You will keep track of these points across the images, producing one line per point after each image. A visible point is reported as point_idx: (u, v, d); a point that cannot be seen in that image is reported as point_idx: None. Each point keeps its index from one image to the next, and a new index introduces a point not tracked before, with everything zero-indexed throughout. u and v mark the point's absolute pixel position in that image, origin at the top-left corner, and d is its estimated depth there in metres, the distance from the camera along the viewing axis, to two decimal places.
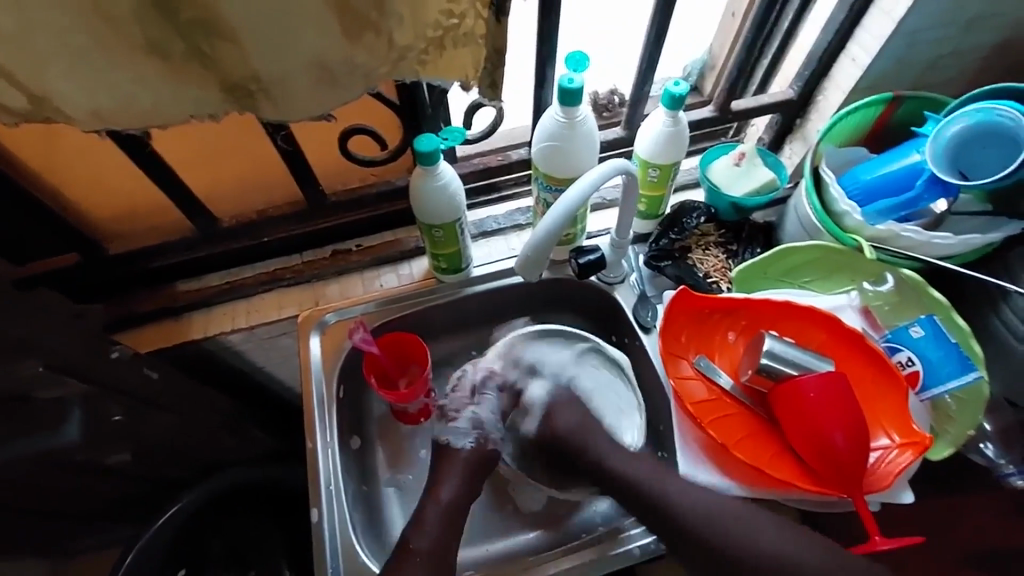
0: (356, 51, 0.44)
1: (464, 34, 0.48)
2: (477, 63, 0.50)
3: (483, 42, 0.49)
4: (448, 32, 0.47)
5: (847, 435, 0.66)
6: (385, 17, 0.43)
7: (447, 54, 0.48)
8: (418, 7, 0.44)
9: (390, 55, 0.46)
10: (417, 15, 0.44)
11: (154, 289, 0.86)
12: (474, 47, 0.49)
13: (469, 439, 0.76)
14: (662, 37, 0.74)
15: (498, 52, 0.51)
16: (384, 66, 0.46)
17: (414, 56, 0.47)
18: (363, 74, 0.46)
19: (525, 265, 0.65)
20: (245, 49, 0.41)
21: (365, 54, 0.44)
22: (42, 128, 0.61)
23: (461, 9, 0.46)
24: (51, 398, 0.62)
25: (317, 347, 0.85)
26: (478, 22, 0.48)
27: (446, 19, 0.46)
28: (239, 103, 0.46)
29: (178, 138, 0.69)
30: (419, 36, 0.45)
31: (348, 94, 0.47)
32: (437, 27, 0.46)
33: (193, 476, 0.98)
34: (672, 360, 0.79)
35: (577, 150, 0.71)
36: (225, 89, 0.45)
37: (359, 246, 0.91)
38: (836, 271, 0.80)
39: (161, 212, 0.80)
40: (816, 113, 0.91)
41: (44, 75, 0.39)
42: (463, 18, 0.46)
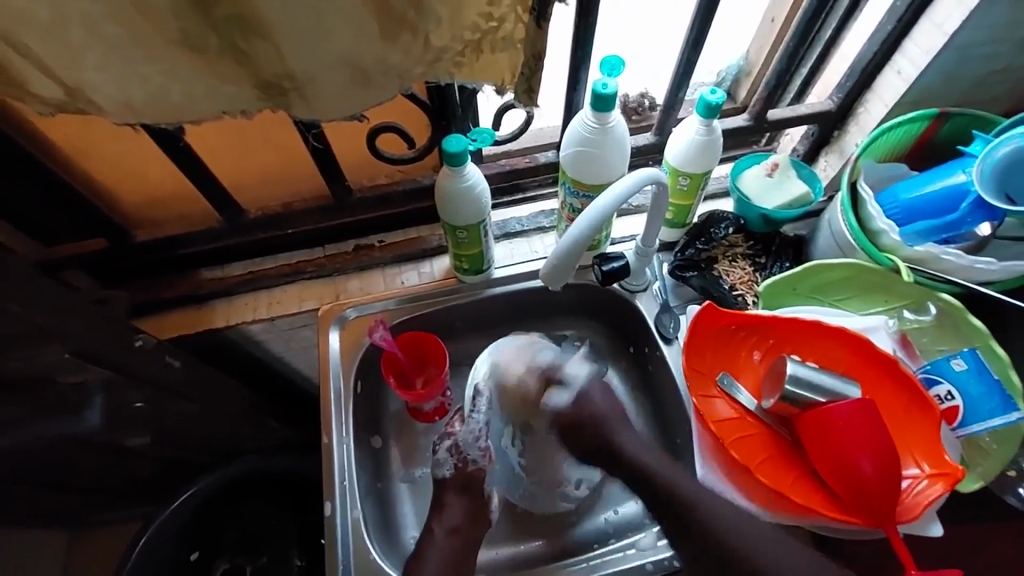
0: (392, 52, 0.43)
1: (503, 38, 0.46)
2: (514, 68, 0.49)
3: (521, 46, 0.48)
4: (486, 35, 0.46)
5: (875, 463, 0.63)
6: (422, 17, 0.42)
7: (483, 57, 0.47)
8: (457, 9, 0.43)
9: (426, 56, 0.45)
10: (455, 17, 0.43)
11: (178, 275, 0.87)
12: (512, 51, 0.48)
13: (448, 467, 0.75)
14: (700, 42, 0.72)
15: (535, 57, 0.51)
16: (421, 66, 0.45)
17: (449, 58, 0.46)
18: (398, 74, 0.45)
19: (550, 274, 0.64)
20: (282, 48, 0.40)
21: (401, 55, 0.44)
22: (73, 119, 0.63)
23: (500, 12, 0.44)
24: (74, 382, 0.63)
25: (336, 342, 0.85)
26: (518, 26, 0.46)
27: (485, 21, 0.45)
28: (271, 100, 0.45)
29: (212, 133, 0.70)
30: (455, 38, 0.45)
31: (382, 95, 0.46)
32: (474, 30, 0.45)
33: (211, 460, 0.99)
34: (694, 376, 0.77)
35: (607, 157, 0.70)
36: (259, 86, 0.44)
37: (381, 242, 0.91)
38: (869, 291, 0.78)
39: (187, 201, 0.80)
40: (856, 125, 0.87)
41: (81, 66, 0.39)
42: (502, 21, 0.45)
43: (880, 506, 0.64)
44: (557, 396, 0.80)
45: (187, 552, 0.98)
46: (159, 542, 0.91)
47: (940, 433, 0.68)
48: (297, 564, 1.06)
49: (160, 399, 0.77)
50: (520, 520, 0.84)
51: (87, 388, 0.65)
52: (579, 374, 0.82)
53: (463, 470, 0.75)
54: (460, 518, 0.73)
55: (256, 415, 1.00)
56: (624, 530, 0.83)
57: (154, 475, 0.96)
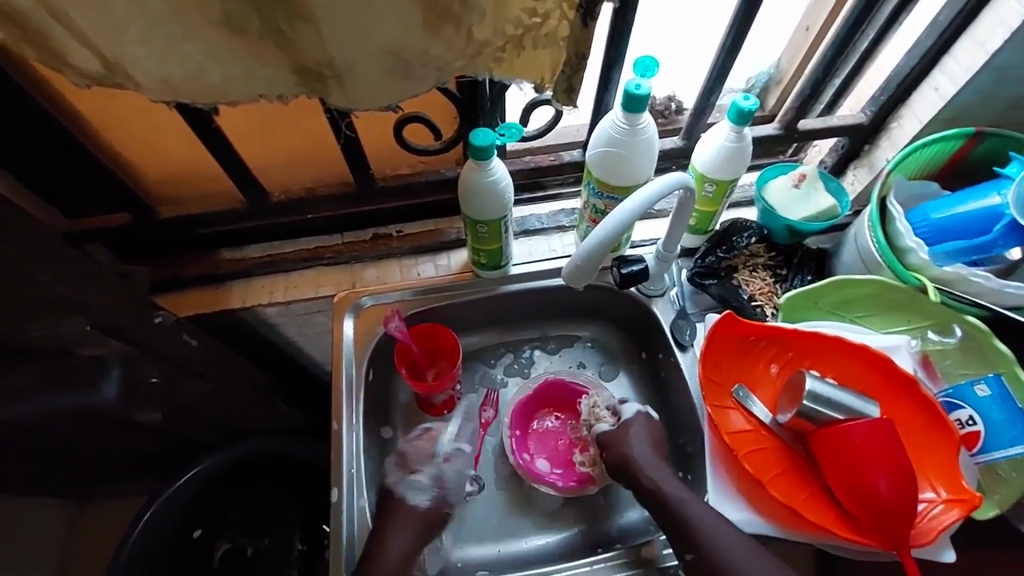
0: (434, 43, 0.42)
1: (546, 35, 0.46)
2: (555, 66, 0.49)
3: (564, 44, 0.47)
4: (529, 31, 0.45)
5: (893, 483, 0.62)
6: (467, 10, 0.41)
7: (524, 54, 0.47)
8: (503, 4, 0.42)
9: (467, 50, 0.44)
10: (499, 12, 0.43)
11: (197, 254, 0.87)
12: (554, 49, 0.47)
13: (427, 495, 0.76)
14: (736, 47, 0.71)
15: (579, 56, 0.50)
16: (460, 61, 0.45)
17: (490, 53, 0.45)
18: (438, 67, 0.44)
19: (572, 274, 0.64)
20: (323, 33, 0.40)
21: (443, 47, 0.43)
22: (99, 91, 0.63)
23: (546, 9, 0.44)
24: (91, 355, 0.62)
25: (351, 329, 0.85)
26: (562, 23, 0.46)
27: (529, 17, 0.44)
28: (308, 86, 0.45)
29: (243, 116, 0.70)
30: (497, 33, 0.44)
31: (419, 87, 0.45)
32: (517, 25, 0.44)
33: (220, 439, 0.99)
34: (710, 386, 0.76)
35: (635, 159, 0.69)
36: (297, 71, 0.44)
37: (400, 232, 0.91)
38: (892, 309, 0.76)
39: (211, 181, 0.80)
40: (887, 140, 0.86)
41: (120, 39, 0.39)
42: (547, 17, 0.44)
43: (896, 529, 0.62)
44: (601, 426, 0.79)
45: (190, 531, 0.98)
46: (163, 520, 0.91)
47: (959, 457, 0.67)
48: (297, 548, 1.08)
49: (176, 377, 0.78)
50: (524, 517, 0.84)
51: (104, 361, 0.64)
52: (629, 409, 0.79)
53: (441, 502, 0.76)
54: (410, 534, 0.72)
55: (266, 397, 1.00)
56: (628, 535, 0.83)
57: (162, 450, 0.97)
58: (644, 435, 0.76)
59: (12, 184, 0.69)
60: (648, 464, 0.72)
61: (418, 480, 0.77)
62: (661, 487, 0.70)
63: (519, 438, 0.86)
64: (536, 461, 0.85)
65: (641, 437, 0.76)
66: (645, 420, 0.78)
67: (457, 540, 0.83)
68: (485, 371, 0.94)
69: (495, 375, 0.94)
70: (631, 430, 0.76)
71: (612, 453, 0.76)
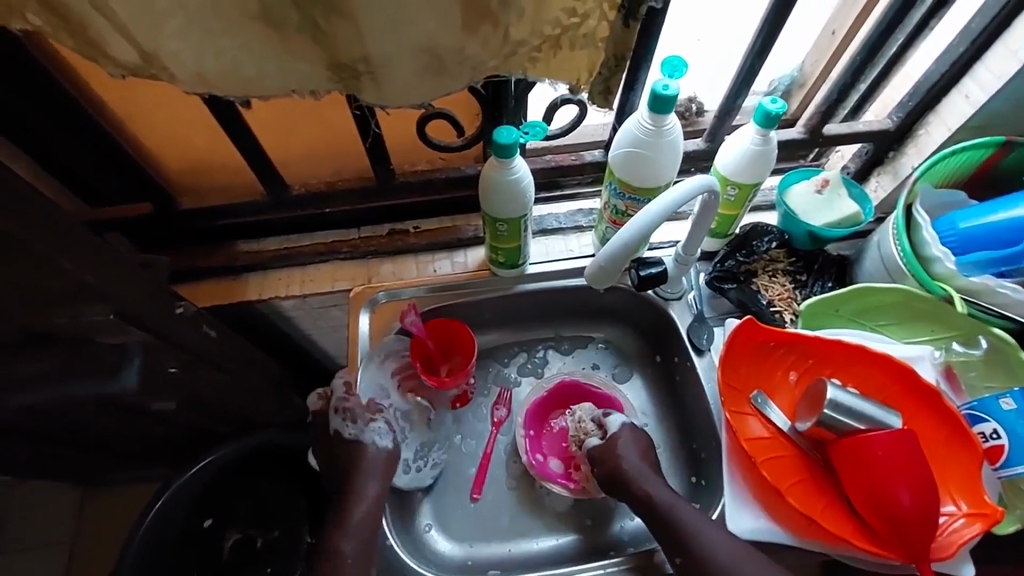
0: (471, 42, 0.42)
1: (584, 35, 0.46)
2: (592, 67, 0.49)
3: (602, 45, 0.47)
4: (566, 31, 0.45)
5: (913, 494, 0.62)
6: (506, 9, 0.41)
7: (561, 54, 0.47)
8: (542, 3, 0.42)
9: (503, 49, 0.44)
10: (538, 11, 0.43)
11: (215, 246, 0.87)
12: (592, 50, 0.47)
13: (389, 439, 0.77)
14: (766, 50, 0.70)
15: (616, 59, 0.52)
16: (495, 60, 0.45)
17: (525, 53, 0.45)
18: (472, 66, 0.44)
19: (596, 276, 0.64)
20: (361, 29, 0.39)
21: (479, 46, 0.43)
22: (137, 84, 0.64)
23: (586, 9, 0.44)
24: (114, 343, 0.62)
25: (366, 324, 0.85)
26: (601, 24, 0.46)
27: (568, 17, 0.44)
28: (342, 83, 0.45)
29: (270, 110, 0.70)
30: (534, 33, 0.44)
31: (454, 85, 0.45)
32: (555, 25, 0.44)
33: (232, 429, 0.99)
34: (729, 392, 0.75)
35: (658, 160, 0.68)
36: (333, 67, 0.44)
37: (417, 228, 0.91)
38: (915, 318, 0.76)
39: (232, 172, 0.80)
40: (914, 147, 0.84)
41: (159, 31, 0.38)
42: (586, 17, 0.44)
43: (916, 542, 0.62)
44: (590, 441, 0.80)
45: (201, 519, 1.01)
46: (174, 507, 0.94)
47: (980, 471, 0.66)
48: (307, 541, 1.05)
49: (194, 368, 0.78)
50: (534, 516, 0.84)
51: (126, 350, 0.65)
52: (615, 422, 0.79)
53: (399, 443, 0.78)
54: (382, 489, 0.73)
55: (280, 390, 1.00)
56: (639, 541, 0.82)
57: (176, 439, 0.97)
58: (633, 447, 0.76)
59: (38, 171, 0.69)
60: (638, 473, 0.73)
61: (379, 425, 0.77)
62: (649, 491, 0.71)
63: (533, 438, 0.86)
64: (549, 461, 0.85)
65: (630, 448, 0.76)
66: (632, 431, 0.78)
67: (469, 542, 0.83)
68: (498, 369, 0.94)
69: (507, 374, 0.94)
70: (619, 442, 0.76)
71: (603, 463, 0.76)
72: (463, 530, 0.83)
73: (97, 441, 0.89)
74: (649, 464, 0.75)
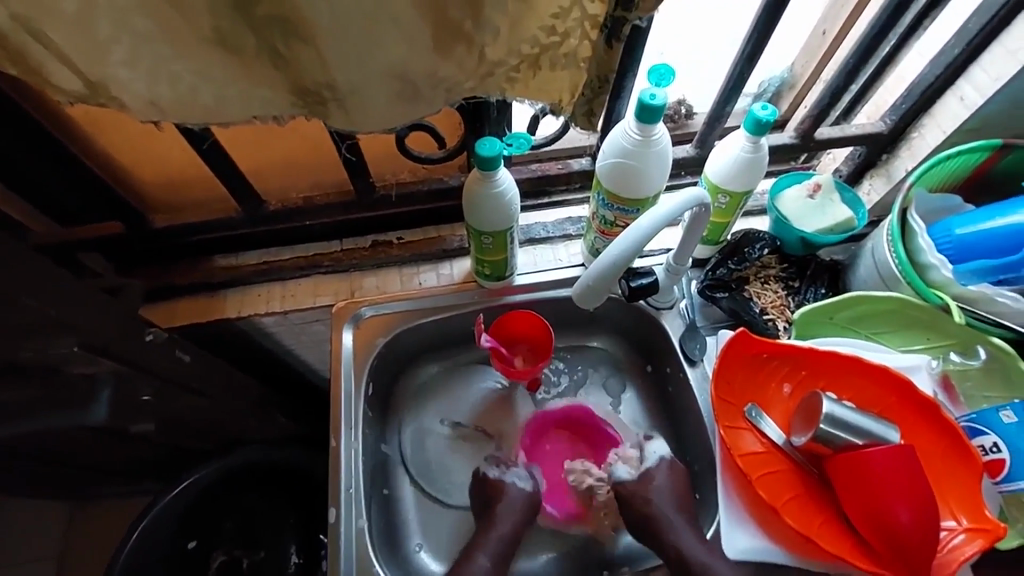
0: (445, 65, 0.40)
1: (565, 55, 0.43)
2: (574, 88, 0.47)
3: (585, 65, 0.45)
4: (547, 50, 0.42)
5: (913, 514, 0.60)
6: (480, 30, 0.39)
7: (541, 74, 0.44)
8: (518, 22, 0.40)
9: (479, 70, 0.42)
10: (514, 30, 0.40)
11: (191, 262, 0.84)
12: (574, 70, 0.45)
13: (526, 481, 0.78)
14: (756, 55, 0.68)
15: (599, 79, 0.49)
16: (471, 81, 0.42)
17: (504, 73, 0.43)
18: (447, 88, 0.42)
19: (582, 295, 0.62)
20: (322, 52, 0.37)
21: (453, 69, 0.41)
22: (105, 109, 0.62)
23: (566, 27, 0.41)
24: (83, 373, 0.60)
25: (350, 341, 0.82)
26: (583, 43, 0.43)
27: (547, 36, 0.42)
28: (308, 108, 0.42)
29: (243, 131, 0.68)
30: (512, 52, 0.41)
31: (429, 108, 0.43)
32: (534, 44, 0.42)
33: (217, 448, 0.96)
34: (722, 406, 0.73)
35: (647, 170, 0.66)
36: (296, 93, 0.41)
37: (400, 240, 0.88)
38: (910, 327, 0.74)
39: (204, 186, 0.77)
40: (907, 150, 0.83)
41: (103, 60, 0.36)
42: (567, 36, 0.42)
43: (918, 562, 0.60)
44: (622, 471, 0.77)
45: (185, 541, 0.98)
46: (158, 529, 0.92)
47: (980, 485, 0.64)
48: (295, 560, 1.03)
49: (170, 393, 0.75)
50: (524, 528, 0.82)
51: (95, 380, 0.62)
52: (653, 456, 0.77)
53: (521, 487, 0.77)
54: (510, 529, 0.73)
55: (263, 408, 0.97)
56: (636, 556, 0.81)
57: (156, 457, 0.94)
58: (669, 486, 0.74)
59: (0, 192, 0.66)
60: (672, 523, 0.71)
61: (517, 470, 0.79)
62: (679, 546, 0.69)
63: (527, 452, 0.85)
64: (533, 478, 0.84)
65: (664, 488, 0.74)
66: (668, 468, 0.76)
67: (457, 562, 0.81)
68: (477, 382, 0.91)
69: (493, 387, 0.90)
70: (654, 481, 0.74)
71: (631, 505, 0.74)
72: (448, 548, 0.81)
73: (73, 463, 0.86)
74: (682, 505, 0.73)
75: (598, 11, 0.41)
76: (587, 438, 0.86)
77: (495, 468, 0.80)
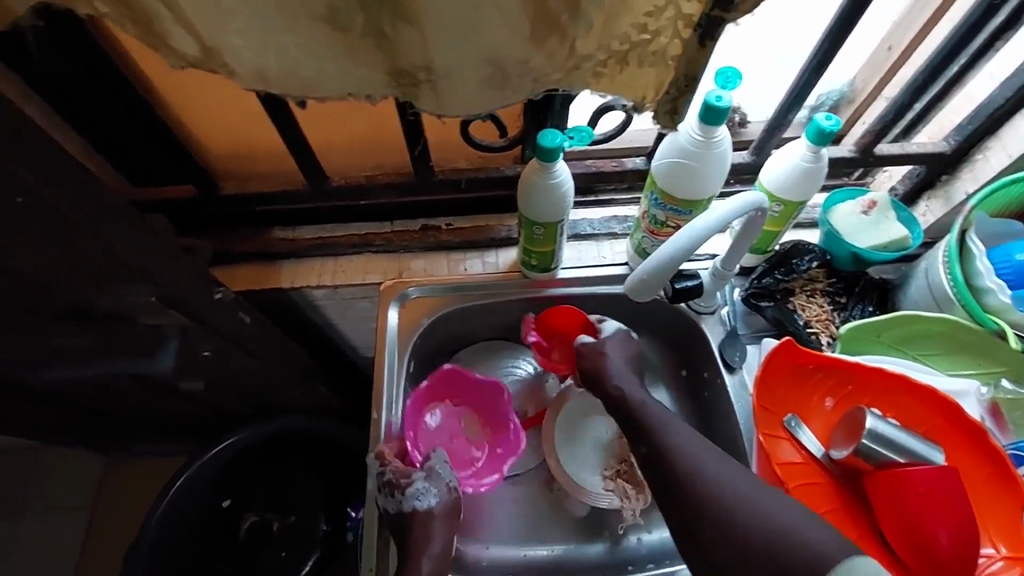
0: (536, 56, 0.42)
1: (653, 52, 0.45)
2: (659, 86, 0.48)
3: (673, 63, 0.46)
4: (635, 48, 0.44)
5: (954, 536, 0.59)
6: (574, 23, 0.40)
7: (628, 70, 0.46)
8: (612, 19, 0.41)
9: (567, 63, 0.43)
10: (607, 26, 0.42)
11: (250, 231, 0.88)
12: (662, 68, 0.46)
13: (433, 494, 0.73)
14: (824, 66, 0.68)
15: (688, 78, 0.49)
16: (557, 73, 0.44)
17: (590, 67, 0.45)
18: (533, 78, 0.43)
19: (635, 288, 0.63)
20: (426, 37, 0.39)
21: (543, 60, 0.42)
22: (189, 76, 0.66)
23: (658, 26, 0.43)
24: (153, 324, 0.63)
25: (395, 318, 0.85)
26: (673, 42, 0.44)
27: (638, 33, 0.43)
28: (401, 88, 0.45)
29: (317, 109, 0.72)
30: (602, 47, 0.43)
31: (514, 97, 0.44)
32: (624, 40, 0.43)
33: (257, 413, 1.00)
34: (762, 413, 0.72)
35: (705, 172, 0.67)
36: (393, 73, 0.43)
37: (449, 225, 0.90)
38: (961, 351, 0.74)
39: (278, 160, 0.81)
40: (969, 172, 0.81)
41: (223, 28, 0.39)
42: (657, 35, 0.43)
43: None
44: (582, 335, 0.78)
45: (219, 499, 1.02)
46: (196, 484, 0.96)
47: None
48: (323, 528, 1.08)
49: (229, 351, 0.78)
50: (549, 512, 0.85)
51: (162, 331, 0.65)
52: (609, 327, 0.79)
53: (445, 494, 0.74)
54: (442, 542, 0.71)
55: (309, 378, 1.01)
56: (659, 555, 0.82)
57: (199, 416, 0.98)
58: (619, 352, 0.76)
59: (86, 147, 0.70)
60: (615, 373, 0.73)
61: (418, 486, 0.73)
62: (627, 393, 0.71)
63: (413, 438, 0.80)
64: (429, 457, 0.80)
65: (617, 353, 0.76)
66: (621, 337, 0.78)
67: (486, 542, 0.83)
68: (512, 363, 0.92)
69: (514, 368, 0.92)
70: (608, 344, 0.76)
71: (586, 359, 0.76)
72: (479, 529, 0.83)
73: (123, 413, 0.90)
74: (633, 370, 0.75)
75: (693, 10, 0.42)
76: (473, 393, 0.86)
77: (393, 500, 0.73)
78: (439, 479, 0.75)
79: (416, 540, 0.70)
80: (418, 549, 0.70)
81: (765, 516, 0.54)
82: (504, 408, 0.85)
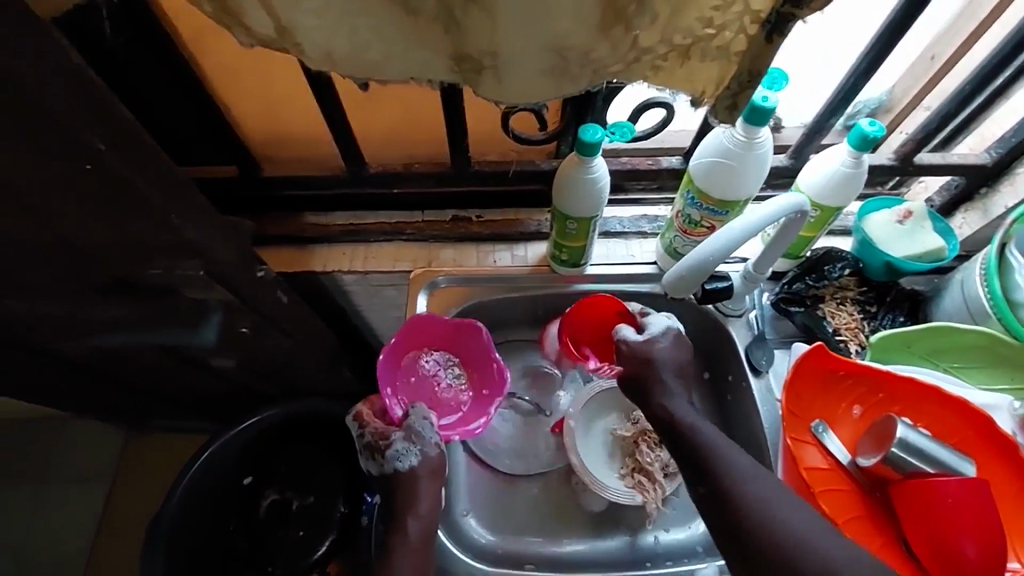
0: (601, 45, 0.42)
1: (718, 47, 0.45)
2: (720, 80, 0.48)
3: (737, 59, 0.46)
4: (699, 41, 0.44)
5: (982, 550, 0.58)
6: (640, 14, 0.41)
7: (689, 64, 0.46)
8: (677, 12, 0.42)
9: (628, 55, 0.44)
10: (673, 19, 0.42)
11: (285, 214, 0.89)
12: (725, 63, 0.46)
13: (412, 455, 0.72)
14: (871, 70, 0.67)
15: (751, 73, 0.49)
16: (618, 64, 0.44)
17: (651, 60, 0.45)
18: (594, 69, 0.44)
19: (675, 285, 0.65)
20: (496, 23, 0.40)
21: (607, 50, 0.43)
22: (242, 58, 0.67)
23: (724, 20, 0.43)
24: (197, 297, 0.65)
25: (424, 306, 0.86)
26: (738, 36, 0.45)
27: (702, 27, 0.43)
28: (462, 74, 0.45)
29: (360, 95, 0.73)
30: (665, 40, 0.43)
31: (573, 87, 0.45)
32: (688, 34, 0.43)
33: (281, 394, 1.01)
34: (790, 418, 0.72)
35: (745, 172, 0.67)
36: (456, 58, 0.44)
37: (479, 217, 0.91)
38: (995, 363, 0.74)
39: (314, 145, 0.82)
40: (1010, 185, 0.80)
41: (299, 7, 0.39)
42: (722, 29, 0.44)
43: None
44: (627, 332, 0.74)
45: (241, 476, 1.04)
46: (220, 459, 0.98)
47: None
48: (341, 510, 1.07)
49: (263, 329, 0.79)
50: (566, 506, 0.85)
51: (206, 306, 0.67)
52: (660, 324, 0.74)
53: (427, 454, 0.73)
54: (429, 505, 0.71)
55: (334, 362, 1.02)
56: (675, 554, 0.82)
57: (225, 394, 1.00)
58: (671, 354, 0.71)
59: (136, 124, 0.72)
60: (665, 385, 0.70)
61: (396, 448, 0.72)
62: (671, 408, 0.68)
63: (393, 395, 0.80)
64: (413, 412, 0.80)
65: (671, 359, 0.71)
66: (675, 338, 0.73)
67: (503, 531, 0.83)
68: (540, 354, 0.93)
69: (539, 364, 0.93)
70: (659, 346, 0.71)
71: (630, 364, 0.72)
72: (497, 519, 0.84)
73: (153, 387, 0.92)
74: (682, 377, 0.71)
75: (762, 6, 0.43)
76: (446, 336, 0.83)
77: (374, 461, 0.74)
78: (418, 439, 0.73)
79: (401, 508, 0.71)
80: (405, 511, 0.71)
81: (782, 517, 0.57)
82: (483, 347, 0.82)
